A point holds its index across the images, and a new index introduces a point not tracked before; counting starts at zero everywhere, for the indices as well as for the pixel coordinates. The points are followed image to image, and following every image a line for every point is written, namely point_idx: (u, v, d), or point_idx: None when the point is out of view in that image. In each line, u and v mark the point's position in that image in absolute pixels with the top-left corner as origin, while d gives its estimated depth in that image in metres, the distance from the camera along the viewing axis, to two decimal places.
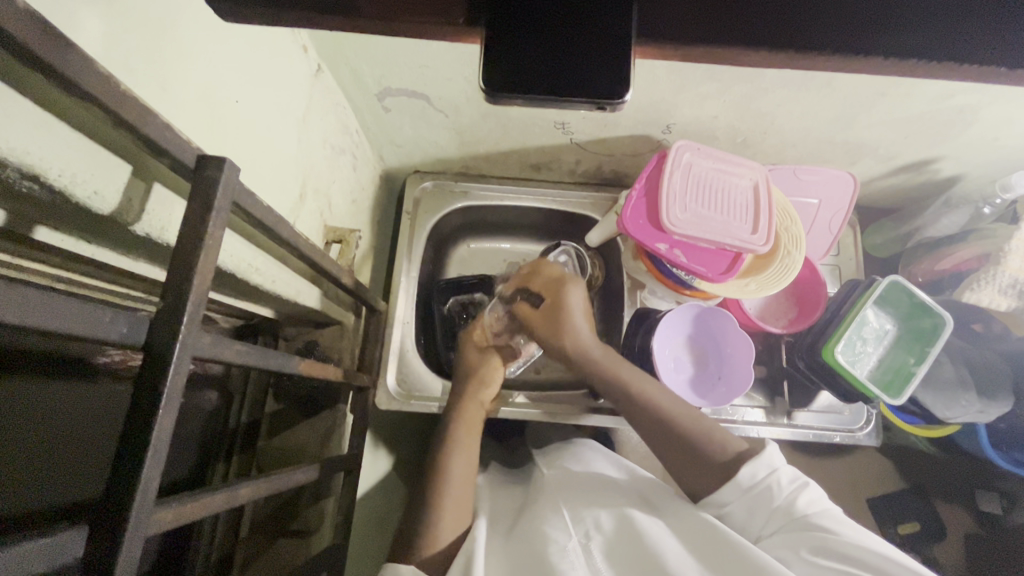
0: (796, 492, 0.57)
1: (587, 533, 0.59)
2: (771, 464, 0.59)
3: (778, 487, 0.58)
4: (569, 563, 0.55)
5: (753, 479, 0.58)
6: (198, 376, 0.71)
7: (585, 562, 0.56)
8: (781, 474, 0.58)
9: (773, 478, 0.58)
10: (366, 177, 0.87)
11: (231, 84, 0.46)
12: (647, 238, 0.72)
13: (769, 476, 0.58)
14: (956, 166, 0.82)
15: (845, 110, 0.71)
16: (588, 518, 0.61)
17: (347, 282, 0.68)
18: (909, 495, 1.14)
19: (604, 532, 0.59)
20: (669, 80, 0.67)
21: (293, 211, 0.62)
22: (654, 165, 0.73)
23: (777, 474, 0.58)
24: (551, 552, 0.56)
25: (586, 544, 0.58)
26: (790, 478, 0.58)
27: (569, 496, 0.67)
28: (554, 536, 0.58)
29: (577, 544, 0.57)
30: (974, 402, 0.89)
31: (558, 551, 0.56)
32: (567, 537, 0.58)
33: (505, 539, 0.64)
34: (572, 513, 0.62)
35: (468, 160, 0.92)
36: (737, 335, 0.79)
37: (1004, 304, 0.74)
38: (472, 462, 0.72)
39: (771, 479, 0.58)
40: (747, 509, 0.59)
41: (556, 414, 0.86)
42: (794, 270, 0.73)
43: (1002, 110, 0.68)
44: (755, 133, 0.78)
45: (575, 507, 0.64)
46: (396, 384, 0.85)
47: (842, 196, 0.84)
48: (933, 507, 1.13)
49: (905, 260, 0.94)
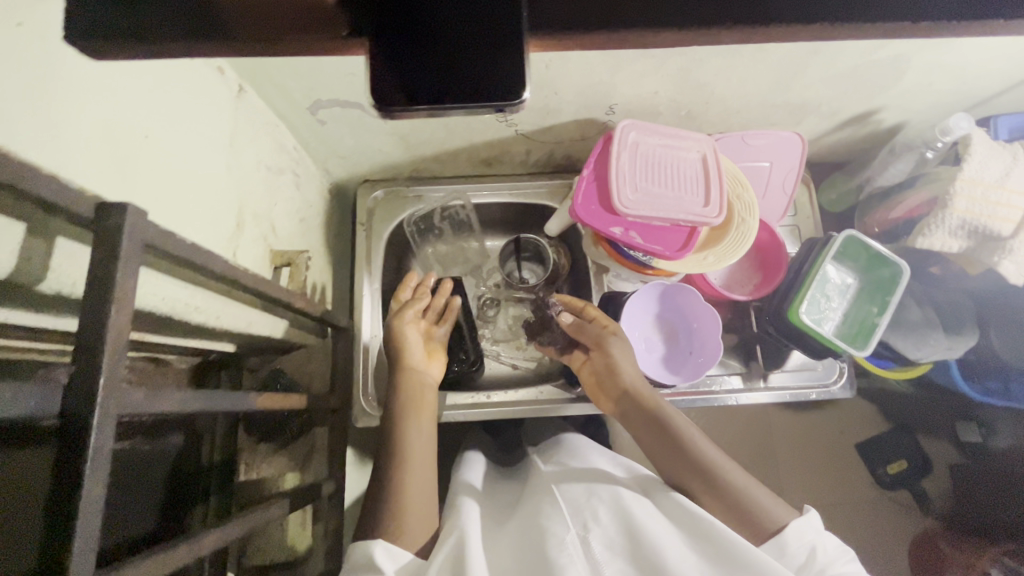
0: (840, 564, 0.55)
1: (584, 524, 0.58)
2: (817, 528, 0.58)
3: (822, 551, 0.55)
4: (569, 557, 0.53)
5: (799, 540, 0.56)
6: (161, 423, 0.65)
7: (585, 555, 0.55)
8: (825, 541, 0.57)
9: (818, 542, 0.56)
10: (312, 193, 0.84)
11: (136, 119, 0.44)
12: (601, 223, 0.71)
13: (815, 540, 0.56)
14: (898, 115, 0.82)
15: (782, 72, 0.70)
16: (585, 511, 0.60)
17: (302, 304, 0.65)
18: (895, 435, 1.18)
19: (602, 523, 0.58)
20: (603, 62, 0.66)
21: (231, 241, 0.59)
22: (601, 148, 0.73)
23: (822, 542, 0.57)
24: (552, 546, 0.55)
25: (584, 536, 0.56)
26: (833, 548, 0.57)
27: (565, 489, 0.66)
28: (552, 530, 0.57)
29: (575, 535, 0.56)
30: (942, 339, 0.94)
31: (557, 545, 0.55)
32: (565, 529, 0.57)
33: (498, 536, 0.64)
34: (570, 507, 0.61)
35: (416, 163, 0.90)
36: (704, 308, 0.78)
37: (955, 245, 0.75)
38: (431, 501, 0.66)
39: (816, 543, 0.56)
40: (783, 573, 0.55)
41: (538, 407, 0.87)
42: (749, 237, 0.72)
43: (935, 56, 0.68)
44: (698, 105, 0.77)
45: (575, 500, 0.62)
46: (369, 403, 0.83)
47: (792, 157, 0.85)
48: (918, 442, 1.17)
49: (862, 213, 0.94)
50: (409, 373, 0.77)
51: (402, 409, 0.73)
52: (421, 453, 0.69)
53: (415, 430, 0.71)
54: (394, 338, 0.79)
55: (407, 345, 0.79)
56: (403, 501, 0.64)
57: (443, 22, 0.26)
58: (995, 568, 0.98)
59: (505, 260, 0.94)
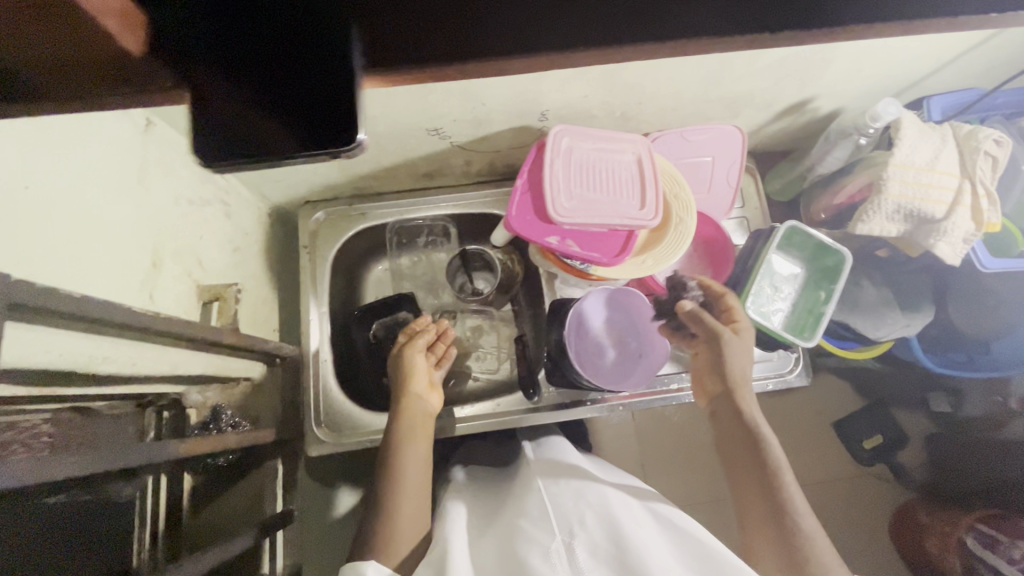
0: None
1: (570, 531, 0.57)
2: None
3: None
4: (551, 567, 0.53)
5: None
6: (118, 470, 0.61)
7: (568, 562, 0.54)
8: None
9: None
10: (248, 220, 0.82)
11: (10, 172, 0.42)
12: (537, 234, 0.70)
13: None
14: (833, 101, 0.82)
15: (708, 68, 0.69)
16: (573, 517, 0.59)
17: (233, 340, 0.63)
18: (870, 410, 1.19)
19: (589, 530, 0.58)
20: (524, 72, 0.64)
21: (147, 283, 0.57)
22: (535, 156, 0.72)
23: None
24: (534, 555, 0.54)
25: (571, 543, 0.56)
26: None
27: (556, 492, 0.65)
28: (537, 537, 0.57)
29: (561, 543, 0.56)
30: (899, 317, 0.95)
31: (541, 553, 0.54)
32: (551, 537, 0.57)
33: (481, 534, 0.65)
34: (557, 511, 0.61)
35: (356, 181, 0.88)
36: (650, 311, 0.77)
37: (894, 230, 0.74)
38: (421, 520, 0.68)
39: None
40: None
41: (504, 419, 0.85)
42: (687, 238, 0.71)
43: (857, 44, 0.68)
44: (631, 105, 0.76)
45: (560, 505, 0.62)
46: (322, 429, 0.84)
47: (733, 150, 0.85)
48: (891, 414, 1.18)
49: (806, 200, 0.95)
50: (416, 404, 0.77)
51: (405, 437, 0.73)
52: (419, 477, 0.70)
53: (413, 457, 0.71)
54: (402, 365, 0.80)
55: (413, 372, 0.79)
56: (392, 522, 0.66)
57: (255, 88, 0.30)
58: (970, 535, 0.98)
59: (455, 275, 0.93)
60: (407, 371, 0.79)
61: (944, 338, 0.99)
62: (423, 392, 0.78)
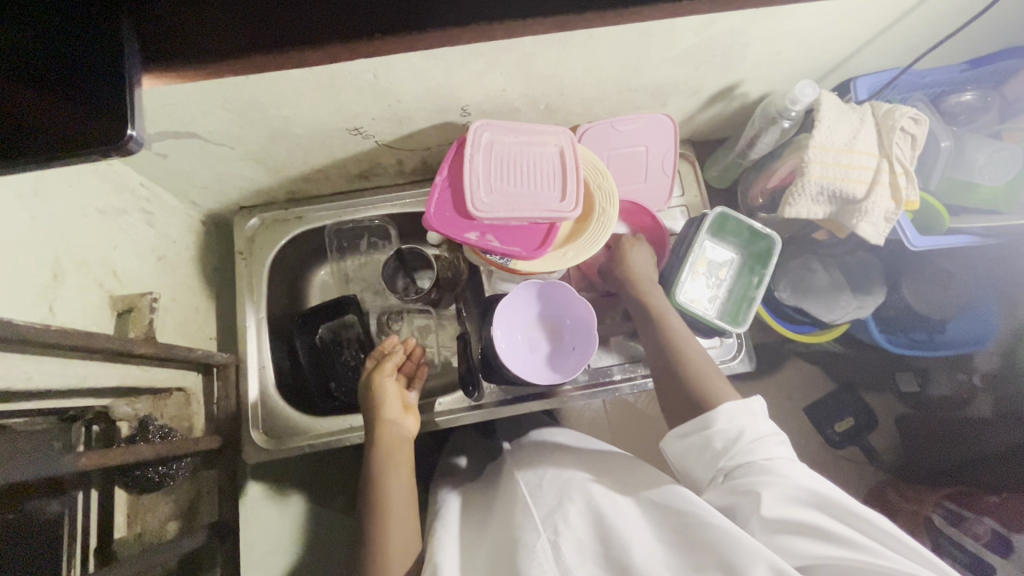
0: (759, 444, 0.56)
1: (555, 528, 0.55)
2: (744, 415, 0.59)
3: (743, 433, 0.58)
4: (539, 566, 0.51)
5: (728, 421, 0.59)
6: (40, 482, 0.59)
7: (554, 558, 0.52)
8: (751, 426, 0.58)
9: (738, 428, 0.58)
10: (176, 229, 0.81)
11: None
12: (456, 231, 0.69)
13: (740, 425, 0.59)
14: (760, 86, 0.82)
15: (623, 56, 0.69)
16: (556, 514, 0.57)
17: (147, 349, 0.62)
18: (839, 395, 1.16)
19: (572, 526, 0.55)
20: (432, 69, 0.64)
21: (46, 295, 0.56)
22: (454, 152, 0.71)
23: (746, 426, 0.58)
24: (520, 557, 0.53)
25: (555, 540, 0.54)
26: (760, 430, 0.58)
27: (537, 491, 0.62)
28: (522, 539, 0.55)
29: (547, 541, 0.54)
30: (851, 300, 0.96)
31: (527, 554, 0.53)
32: (536, 536, 0.55)
33: (477, 541, 0.63)
34: (541, 511, 0.58)
35: (288, 184, 0.87)
36: (581, 303, 0.76)
37: (820, 212, 0.75)
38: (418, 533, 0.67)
39: (738, 428, 0.58)
40: (701, 451, 0.59)
41: (453, 417, 0.85)
42: (609, 228, 0.71)
43: (769, 28, 0.68)
44: (553, 97, 0.76)
45: (546, 505, 0.59)
46: (259, 434, 0.84)
47: (665, 139, 0.85)
48: (861, 399, 1.15)
49: (744, 185, 0.96)
50: (387, 428, 0.74)
51: (381, 461, 0.71)
52: (404, 492, 0.69)
53: (396, 479, 0.69)
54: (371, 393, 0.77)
55: (383, 399, 0.76)
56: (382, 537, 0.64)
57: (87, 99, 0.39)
58: (936, 512, 1.03)
59: (395, 275, 0.92)
60: (377, 400, 0.76)
61: (902, 319, 1.00)
62: (396, 416, 0.75)
